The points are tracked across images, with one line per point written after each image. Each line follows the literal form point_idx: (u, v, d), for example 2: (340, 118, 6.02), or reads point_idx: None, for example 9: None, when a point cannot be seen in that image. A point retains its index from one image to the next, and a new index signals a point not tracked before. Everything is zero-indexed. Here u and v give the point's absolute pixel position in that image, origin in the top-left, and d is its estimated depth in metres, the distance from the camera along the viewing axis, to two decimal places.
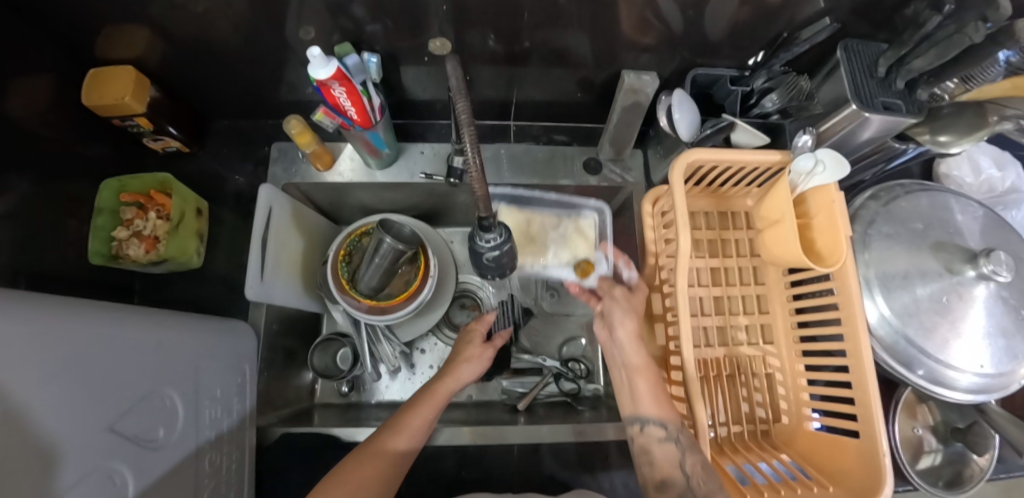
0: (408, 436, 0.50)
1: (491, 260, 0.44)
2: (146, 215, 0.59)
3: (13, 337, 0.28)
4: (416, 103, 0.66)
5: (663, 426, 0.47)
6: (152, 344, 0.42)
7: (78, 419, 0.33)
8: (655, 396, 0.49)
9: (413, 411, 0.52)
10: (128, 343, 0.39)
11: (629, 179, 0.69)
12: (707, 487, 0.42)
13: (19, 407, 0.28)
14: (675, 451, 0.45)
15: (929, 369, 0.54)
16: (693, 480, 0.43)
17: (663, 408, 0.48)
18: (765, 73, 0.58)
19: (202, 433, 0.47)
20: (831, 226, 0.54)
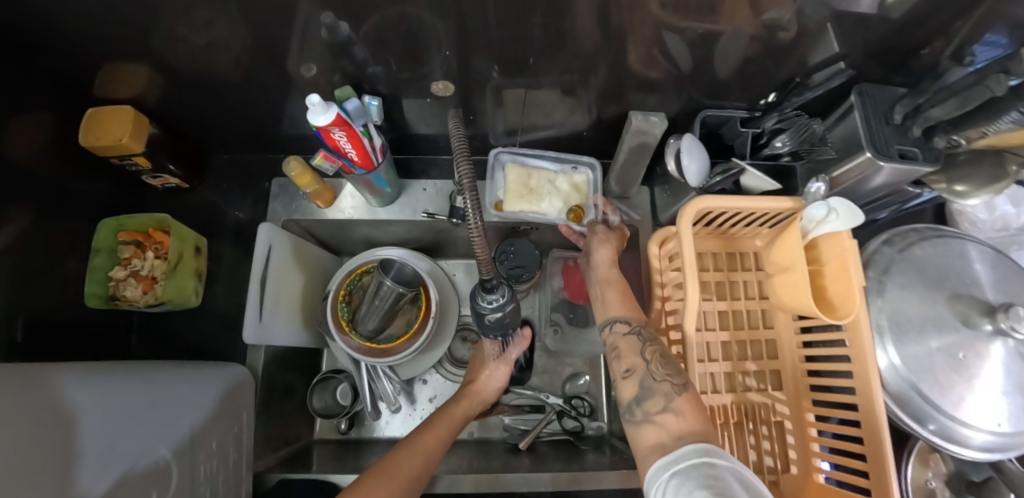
0: (425, 456, 0.49)
1: (493, 320, 0.43)
2: (144, 254, 0.58)
3: None
4: (419, 137, 0.65)
5: (626, 323, 0.47)
6: (121, 410, 0.41)
7: None
8: (622, 299, 0.50)
9: (427, 435, 0.52)
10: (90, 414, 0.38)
11: (635, 217, 0.67)
12: (663, 370, 0.42)
13: None
14: (638, 342, 0.45)
15: (941, 426, 0.52)
16: (652, 367, 0.42)
17: (628, 308, 0.49)
18: (776, 115, 0.56)
19: (197, 489, 0.45)
20: (843, 276, 0.52)
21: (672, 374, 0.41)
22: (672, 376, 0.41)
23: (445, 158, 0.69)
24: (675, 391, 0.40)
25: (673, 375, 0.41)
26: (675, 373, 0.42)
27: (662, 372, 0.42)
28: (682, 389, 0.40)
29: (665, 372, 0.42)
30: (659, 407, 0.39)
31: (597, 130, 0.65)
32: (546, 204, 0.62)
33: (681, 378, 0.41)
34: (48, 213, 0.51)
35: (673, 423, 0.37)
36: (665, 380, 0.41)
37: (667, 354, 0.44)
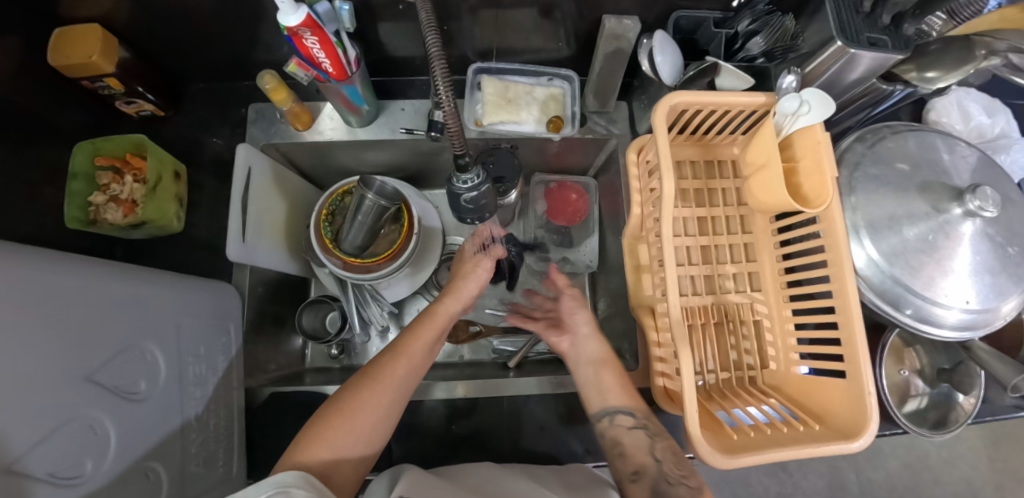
0: (407, 362, 0.50)
1: (469, 202, 0.44)
2: (122, 179, 0.58)
3: None
4: (394, 59, 0.64)
5: (630, 415, 0.51)
6: (102, 294, 0.38)
7: (53, 367, 0.32)
8: (620, 387, 0.53)
9: (412, 337, 0.52)
10: (72, 292, 0.35)
11: (614, 131, 0.67)
12: (678, 471, 0.46)
13: None
14: (644, 438, 0.49)
15: (916, 308, 0.54)
16: (664, 467, 0.47)
17: (631, 397, 0.52)
18: (749, 14, 0.56)
19: (188, 390, 0.47)
20: (817, 169, 0.53)
21: (688, 477, 0.45)
22: (688, 479, 0.45)
23: (422, 79, 0.68)
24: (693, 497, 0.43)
25: (689, 478, 0.45)
26: (692, 475, 0.45)
27: (677, 475, 0.45)
28: (697, 493, 0.44)
29: (680, 474, 0.46)
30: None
31: (576, 47, 0.64)
32: (525, 114, 0.63)
33: (696, 482, 0.45)
34: (21, 139, 0.51)
35: None
36: (680, 484, 0.45)
37: (676, 451, 0.48)
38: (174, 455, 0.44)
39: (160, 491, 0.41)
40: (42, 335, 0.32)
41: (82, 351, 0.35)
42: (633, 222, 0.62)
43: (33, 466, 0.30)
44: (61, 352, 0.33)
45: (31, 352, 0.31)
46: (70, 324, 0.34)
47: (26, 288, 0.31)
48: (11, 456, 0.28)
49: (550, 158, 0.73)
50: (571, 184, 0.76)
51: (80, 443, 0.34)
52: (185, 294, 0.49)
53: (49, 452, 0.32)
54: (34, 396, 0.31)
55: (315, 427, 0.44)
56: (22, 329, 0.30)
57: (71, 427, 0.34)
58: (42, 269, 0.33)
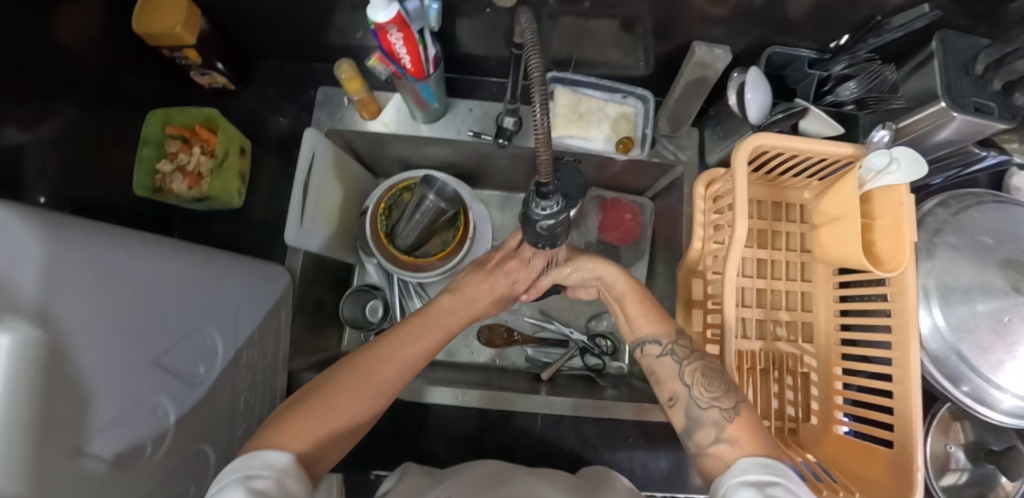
0: (407, 355, 0.47)
1: (544, 229, 0.43)
2: (190, 150, 0.58)
3: (65, 269, 0.30)
4: (467, 57, 0.63)
5: (658, 343, 0.48)
6: (166, 278, 0.39)
7: (121, 354, 0.34)
8: (648, 314, 0.50)
9: (416, 330, 0.49)
10: (139, 275, 0.36)
11: (682, 158, 0.65)
12: (709, 393, 0.42)
13: (66, 342, 0.29)
14: (673, 364, 0.46)
15: (974, 387, 0.52)
16: (694, 391, 0.43)
17: (659, 324, 0.49)
18: (846, 57, 0.52)
19: (239, 372, 0.48)
20: (896, 231, 0.51)
21: (719, 398, 0.42)
22: (719, 400, 0.42)
23: (493, 81, 0.67)
24: (727, 419, 0.40)
25: (721, 399, 0.42)
26: (722, 395, 0.42)
27: (707, 397, 0.42)
28: (732, 414, 0.41)
29: (711, 396, 0.42)
30: (711, 439, 0.40)
31: (655, 67, 0.62)
32: (594, 131, 0.62)
33: (729, 401, 0.42)
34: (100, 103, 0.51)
35: (730, 454, 0.39)
36: (712, 406, 0.42)
37: (708, 369, 0.44)
38: (222, 434, 0.46)
39: (207, 470, 0.44)
40: (113, 323, 0.33)
41: (146, 336, 0.37)
42: (691, 255, 0.61)
43: (94, 450, 0.31)
44: (125, 339, 0.34)
45: (98, 338, 0.32)
46: (138, 310, 0.36)
47: (97, 273, 0.32)
48: (77, 438, 0.30)
49: (609, 175, 0.71)
50: (626, 203, 0.74)
51: (142, 426, 0.36)
52: (244, 277, 0.50)
53: (113, 435, 0.33)
54: (97, 383, 0.32)
55: (308, 402, 0.41)
56: (96, 316, 0.32)
57: (134, 409, 0.35)
58: (112, 250, 0.35)
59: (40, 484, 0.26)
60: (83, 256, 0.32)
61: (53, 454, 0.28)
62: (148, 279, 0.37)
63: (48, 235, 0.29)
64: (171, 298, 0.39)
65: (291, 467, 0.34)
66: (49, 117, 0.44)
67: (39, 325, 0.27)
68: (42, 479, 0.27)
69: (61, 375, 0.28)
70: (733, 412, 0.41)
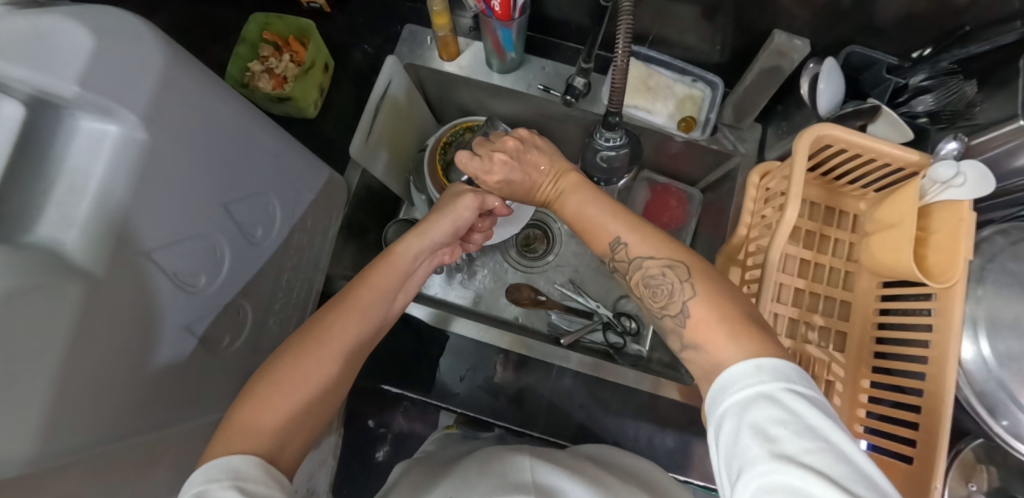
0: (358, 317, 0.43)
1: (603, 161, 0.45)
2: (280, 56, 0.63)
3: (178, 91, 0.33)
4: (551, 17, 0.65)
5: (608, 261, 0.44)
6: (251, 138, 0.43)
7: (200, 187, 0.38)
8: (594, 217, 0.44)
9: (363, 286, 0.44)
10: (232, 125, 0.40)
11: (740, 150, 0.66)
12: (658, 303, 0.40)
13: (157, 154, 0.32)
14: (639, 251, 0.41)
15: (1014, 421, 0.50)
16: (660, 278, 0.39)
17: (602, 230, 0.43)
18: (927, 68, 0.54)
19: (288, 252, 0.52)
20: (952, 245, 0.50)
21: (678, 286, 0.38)
22: (667, 309, 0.39)
23: (570, 45, 0.69)
24: (680, 326, 0.37)
25: (668, 307, 0.38)
26: (669, 302, 0.38)
27: (659, 307, 0.40)
28: (685, 317, 0.37)
29: (660, 305, 0.39)
30: (682, 345, 0.38)
31: (731, 55, 0.64)
32: (659, 105, 0.64)
33: (691, 289, 0.37)
34: None
35: (698, 359, 0.36)
36: (665, 315, 0.39)
37: (652, 276, 0.40)
38: (263, 300, 0.50)
39: (244, 325, 0.48)
40: (199, 157, 0.37)
41: (224, 182, 0.40)
42: (733, 242, 0.61)
43: (160, 262, 0.35)
44: (208, 176, 0.38)
45: (188, 165, 0.36)
46: (222, 155, 0.39)
47: (201, 106, 0.36)
48: (151, 244, 0.34)
49: (665, 158, 0.73)
50: (675, 190, 0.76)
51: (200, 259, 0.40)
52: (314, 161, 0.54)
53: (174, 256, 0.37)
54: (173, 204, 0.35)
55: (261, 388, 0.36)
56: (187, 144, 0.35)
57: (198, 243, 0.39)
58: (217, 95, 0.38)
59: (114, 266, 0.31)
60: (195, 86, 0.35)
61: (128, 248, 0.32)
62: (237, 132, 0.41)
63: (170, 54, 0.32)
64: (249, 155, 0.43)
65: (260, 468, 0.31)
66: None
67: (145, 130, 0.31)
68: (118, 263, 0.31)
69: (150, 183, 0.32)
70: (683, 318, 0.37)
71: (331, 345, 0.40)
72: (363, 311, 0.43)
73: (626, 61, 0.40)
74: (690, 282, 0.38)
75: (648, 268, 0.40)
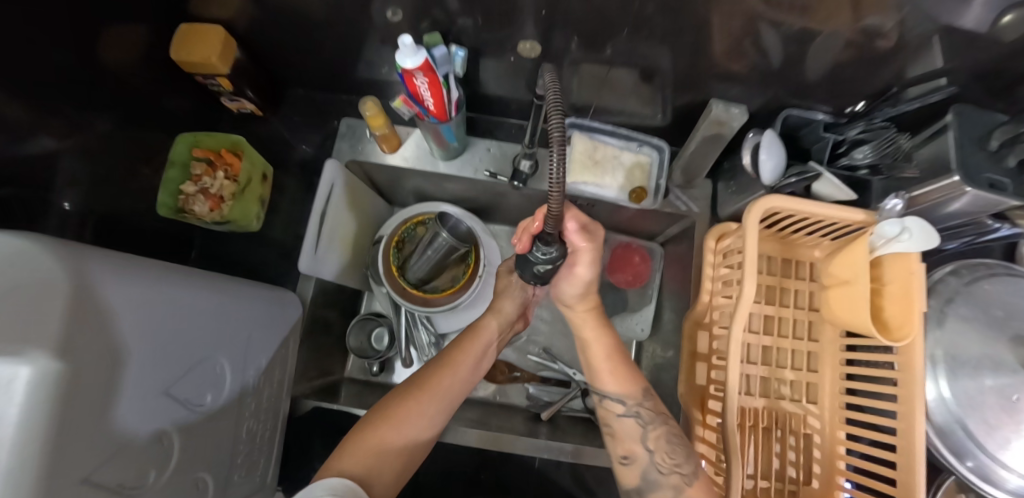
0: (452, 372, 0.52)
1: (541, 270, 0.45)
2: (214, 173, 0.60)
3: (94, 302, 0.30)
4: (490, 98, 0.64)
5: (621, 402, 0.51)
6: (186, 309, 0.40)
7: (134, 386, 0.34)
8: (612, 371, 0.53)
9: (457, 350, 0.55)
10: (163, 303, 0.37)
11: (693, 209, 0.66)
12: (671, 460, 0.48)
13: (82, 371, 0.28)
14: (636, 427, 0.50)
15: (979, 463, 0.50)
16: (656, 457, 0.48)
17: (620, 381, 0.52)
18: (861, 124, 0.54)
19: (244, 400, 0.49)
20: (904, 299, 0.50)
21: (681, 464, 0.47)
22: (680, 467, 0.47)
23: (512, 122, 0.69)
24: (685, 484, 0.46)
25: (681, 465, 0.47)
26: (682, 462, 0.47)
27: (669, 464, 0.47)
28: (690, 480, 0.46)
29: (672, 463, 0.47)
30: None
31: (672, 118, 0.64)
32: (609, 178, 0.64)
33: (689, 468, 0.47)
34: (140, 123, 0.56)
35: None
36: (672, 473, 0.47)
37: (671, 436, 0.49)
38: (222, 464, 0.46)
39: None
40: (131, 354, 0.33)
41: (160, 366, 0.37)
42: (698, 307, 0.61)
43: (100, 480, 0.31)
44: (143, 369, 0.35)
45: (120, 372, 0.32)
46: (155, 341, 0.36)
47: (121, 303, 0.32)
48: (88, 467, 0.30)
49: (621, 221, 0.73)
50: (637, 246, 0.77)
51: (146, 455, 0.36)
52: (259, 301, 0.52)
53: (116, 467, 0.33)
54: (110, 407, 0.32)
55: (374, 419, 0.45)
56: (115, 347, 0.31)
57: (143, 439, 0.36)
58: (137, 281, 0.35)
59: None
60: (111, 284, 0.32)
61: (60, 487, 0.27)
62: (171, 309, 0.38)
63: (72, 266, 0.28)
64: (188, 324, 0.40)
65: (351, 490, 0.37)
66: (83, 129, 0.48)
67: (61, 358, 0.26)
68: None
69: (76, 408, 0.28)
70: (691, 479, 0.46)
71: (449, 373, 0.52)
72: (447, 378, 0.51)
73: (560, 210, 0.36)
74: (696, 476, 0.47)
75: (652, 433, 0.49)
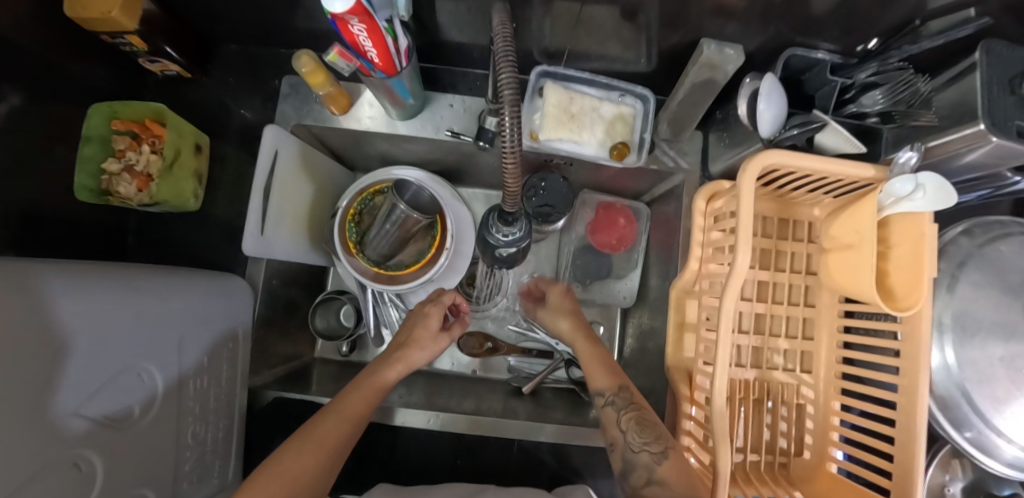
0: (375, 393, 0.50)
1: (504, 251, 0.54)
2: (140, 148, 0.54)
3: None
4: (449, 47, 0.56)
5: (603, 394, 0.51)
6: (90, 315, 0.34)
7: (31, 410, 0.29)
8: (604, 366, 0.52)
9: (381, 370, 0.53)
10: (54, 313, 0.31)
11: (682, 165, 0.60)
12: (640, 439, 0.46)
13: None
14: (613, 415, 0.49)
15: (978, 433, 0.48)
16: (628, 437, 0.46)
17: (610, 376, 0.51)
18: (874, 64, 0.47)
19: (185, 405, 0.45)
20: (913, 263, 0.45)
21: (650, 443, 0.45)
22: (649, 446, 0.45)
23: (478, 73, 0.60)
24: (655, 463, 0.44)
25: (651, 444, 0.45)
26: (652, 440, 0.45)
27: (639, 443, 0.45)
28: (661, 459, 0.44)
29: (643, 441, 0.45)
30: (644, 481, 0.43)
31: (659, 61, 0.56)
32: (587, 134, 0.56)
33: (659, 447, 0.45)
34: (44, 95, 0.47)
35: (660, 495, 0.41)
36: (643, 451, 0.45)
37: (644, 420, 0.47)
38: (166, 475, 0.42)
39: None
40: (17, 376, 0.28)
41: (64, 383, 0.31)
42: (686, 276, 0.56)
43: None
44: (35, 391, 0.29)
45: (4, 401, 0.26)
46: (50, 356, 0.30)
47: None
48: None
49: (603, 180, 0.67)
50: (621, 207, 0.71)
51: (58, 486, 0.31)
52: (190, 297, 0.46)
53: None
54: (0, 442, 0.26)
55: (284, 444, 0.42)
56: None
57: (54, 466, 0.31)
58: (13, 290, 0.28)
59: None
60: None
61: None
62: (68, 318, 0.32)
63: None
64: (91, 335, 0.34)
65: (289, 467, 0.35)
66: None
67: None
68: None
69: None
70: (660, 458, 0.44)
71: (372, 390, 0.50)
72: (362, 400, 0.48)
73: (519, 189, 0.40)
74: (664, 455, 0.44)
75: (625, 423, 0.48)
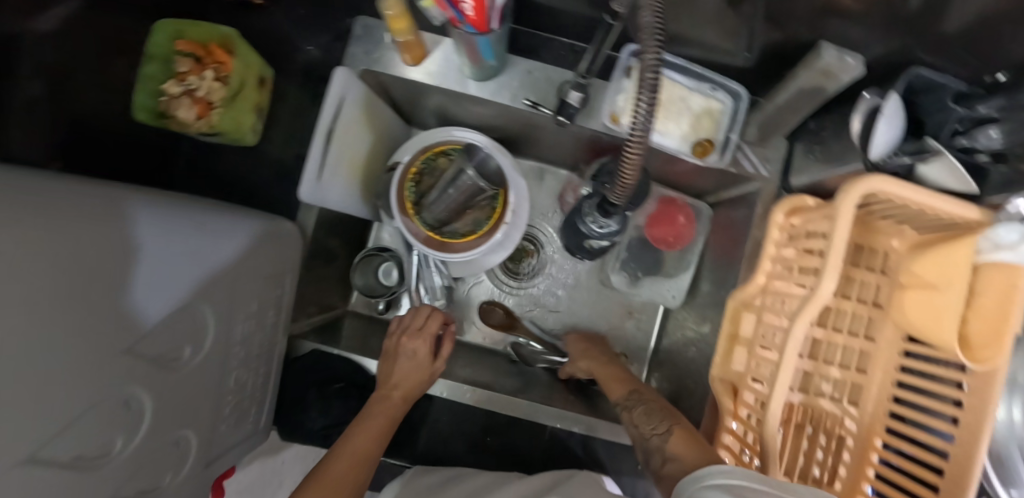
0: (377, 428, 0.50)
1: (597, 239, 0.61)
2: (202, 72, 0.50)
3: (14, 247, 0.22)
4: (538, 8, 0.51)
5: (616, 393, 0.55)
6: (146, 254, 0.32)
7: (90, 344, 0.28)
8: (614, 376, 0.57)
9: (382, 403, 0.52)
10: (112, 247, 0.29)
11: (762, 172, 0.56)
12: (650, 427, 0.47)
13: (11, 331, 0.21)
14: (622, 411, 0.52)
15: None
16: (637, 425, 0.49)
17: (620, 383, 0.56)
18: (1002, 102, 0.41)
19: (230, 350, 0.44)
20: (1000, 314, 0.42)
21: (656, 427, 0.46)
22: (655, 428, 0.46)
23: (563, 41, 0.56)
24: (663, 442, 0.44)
25: (657, 427, 0.46)
26: (658, 423, 0.46)
27: (649, 430, 0.47)
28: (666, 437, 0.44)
29: (651, 427, 0.47)
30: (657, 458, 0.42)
31: (759, 57, 0.51)
32: (672, 124, 0.53)
33: (665, 426, 0.46)
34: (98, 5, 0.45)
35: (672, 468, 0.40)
36: (653, 434, 0.46)
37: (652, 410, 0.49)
38: (204, 417, 0.42)
39: (185, 456, 0.40)
40: (76, 310, 0.26)
41: (119, 322, 0.30)
42: (750, 288, 0.53)
43: (54, 455, 0.26)
44: (99, 326, 0.29)
45: (63, 336, 0.25)
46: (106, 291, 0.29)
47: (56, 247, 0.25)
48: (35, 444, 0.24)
49: (671, 173, 0.64)
50: (683, 204, 0.67)
51: (110, 422, 0.31)
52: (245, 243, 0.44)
53: (74, 437, 0.28)
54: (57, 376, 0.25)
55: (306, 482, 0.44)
56: (52, 303, 0.24)
57: (107, 402, 0.30)
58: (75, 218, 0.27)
59: None
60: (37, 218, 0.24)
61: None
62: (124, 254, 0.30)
63: None
64: (144, 272, 0.32)
65: None
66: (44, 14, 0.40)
67: None
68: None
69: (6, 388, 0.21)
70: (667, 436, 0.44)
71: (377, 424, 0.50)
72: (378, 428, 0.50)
73: (632, 183, 0.39)
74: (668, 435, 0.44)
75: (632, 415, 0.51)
